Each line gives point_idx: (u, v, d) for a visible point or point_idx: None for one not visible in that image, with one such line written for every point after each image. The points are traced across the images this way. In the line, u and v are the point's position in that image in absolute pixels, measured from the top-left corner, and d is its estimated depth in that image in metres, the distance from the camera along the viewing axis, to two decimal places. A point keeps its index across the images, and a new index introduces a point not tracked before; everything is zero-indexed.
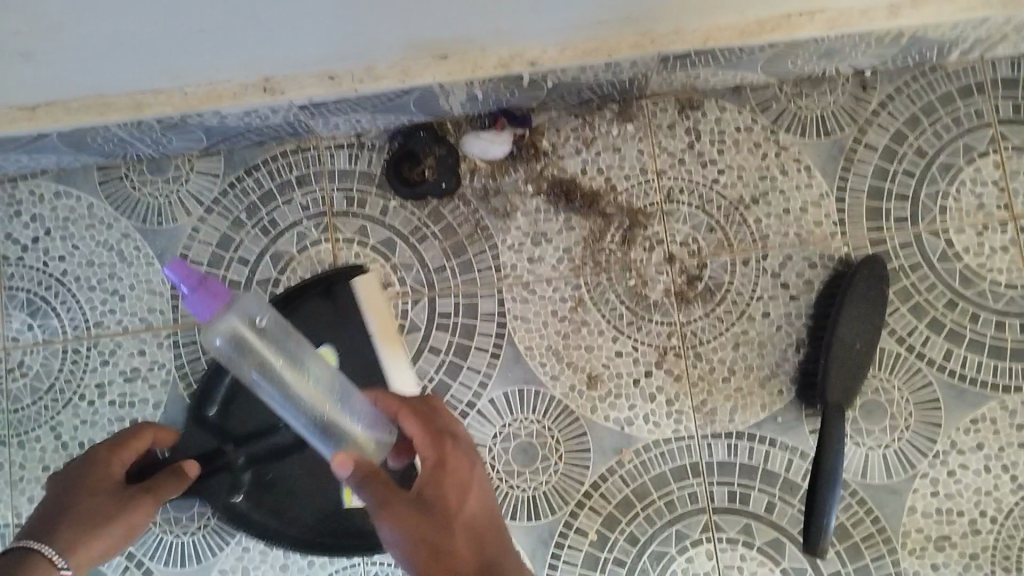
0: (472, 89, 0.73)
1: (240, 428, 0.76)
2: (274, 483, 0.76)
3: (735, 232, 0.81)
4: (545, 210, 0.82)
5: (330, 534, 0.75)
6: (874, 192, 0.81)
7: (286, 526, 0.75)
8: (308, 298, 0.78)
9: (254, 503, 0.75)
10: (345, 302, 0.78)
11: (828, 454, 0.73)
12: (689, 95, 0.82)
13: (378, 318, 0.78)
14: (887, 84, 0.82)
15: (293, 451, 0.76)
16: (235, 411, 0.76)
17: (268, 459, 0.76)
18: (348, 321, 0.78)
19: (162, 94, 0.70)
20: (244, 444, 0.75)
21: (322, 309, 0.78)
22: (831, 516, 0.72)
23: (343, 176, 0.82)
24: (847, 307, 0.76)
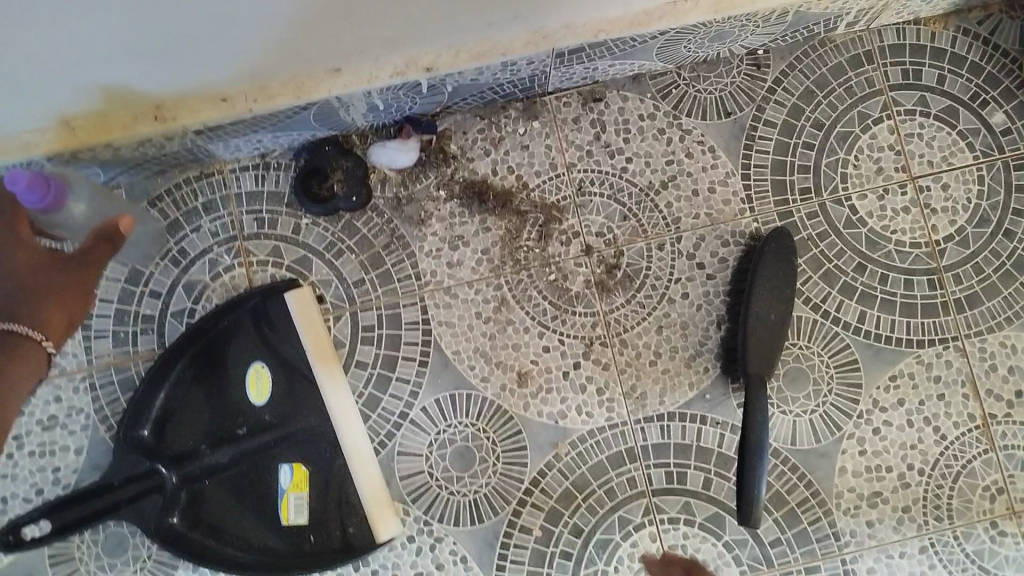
0: (372, 99, 0.73)
1: (173, 448, 0.74)
2: (212, 502, 0.74)
3: (648, 218, 0.82)
4: (460, 213, 0.81)
5: (269, 554, 0.74)
6: (777, 167, 0.83)
7: (226, 545, 0.74)
8: (238, 314, 0.77)
9: (191, 524, 0.74)
10: (279, 320, 0.77)
11: (754, 423, 0.71)
12: (591, 87, 0.83)
13: (314, 337, 0.76)
14: (779, 61, 0.84)
15: (228, 470, 0.75)
16: (171, 431, 0.75)
17: (203, 479, 0.74)
18: (283, 336, 0.76)
19: (47, 132, 0.68)
20: (179, 465, 0.74)
21: (251, 327, 0.77)
22: (760, 486, 0.69)
23: (252, 199, 0.81)
24: (757, 282, 0.78)
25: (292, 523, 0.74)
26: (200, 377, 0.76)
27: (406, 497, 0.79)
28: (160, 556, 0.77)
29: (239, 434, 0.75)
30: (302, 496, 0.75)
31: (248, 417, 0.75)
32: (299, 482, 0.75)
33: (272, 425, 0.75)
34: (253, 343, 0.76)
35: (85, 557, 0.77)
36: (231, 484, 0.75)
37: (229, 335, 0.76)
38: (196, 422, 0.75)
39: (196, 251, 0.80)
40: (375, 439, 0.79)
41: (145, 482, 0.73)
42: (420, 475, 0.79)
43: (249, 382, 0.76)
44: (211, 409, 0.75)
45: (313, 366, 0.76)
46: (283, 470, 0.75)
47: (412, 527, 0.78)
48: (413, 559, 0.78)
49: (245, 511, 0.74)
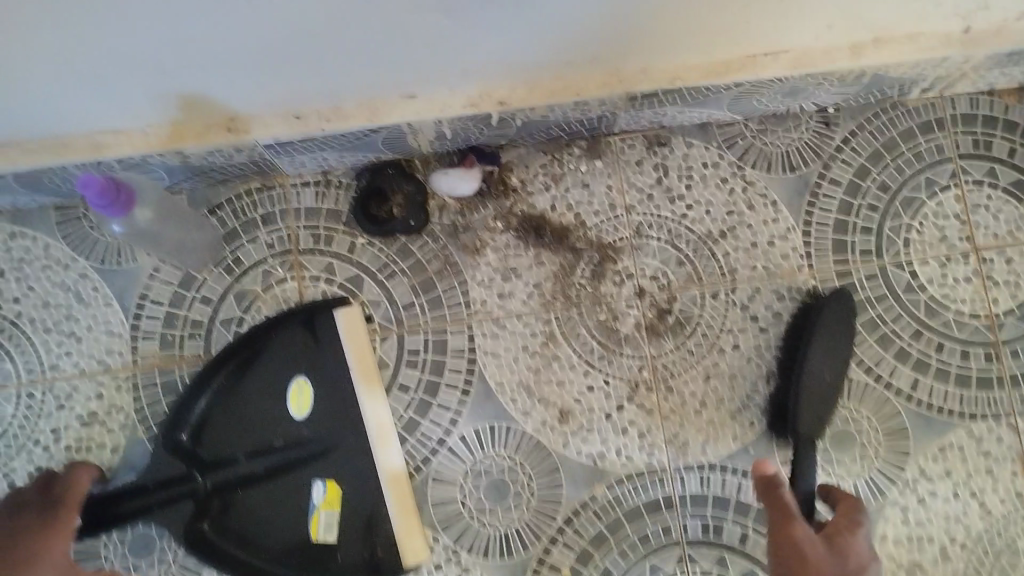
0: (441, 128, 0.73)
1: (209, 456, 0.74)
2: (243, 512, 0.74)
3: (704, 265, 0.82)
4: (515, 245, 0.81)
5: (296, 568, 0.73)
6: (838, 226, 0.82)
7: (254, 556, 0.73)
8: (285, 328, 0.77)
9: (220, 530, 0.73)
10: (326, 336, 0.77)
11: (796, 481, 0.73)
12: (657, 132, 0.83)
13: (361, 358, 0.77)
14: (849, 121, 0.83)
15: (262, 482, 0.74)
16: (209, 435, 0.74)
17: (237, 488, 0.74)
18: (328, 353, 0.76)
19: (122, 134, 0.69)
20: (213, 472, 0.73)
21: (301, 342, 0.76)
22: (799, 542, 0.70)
23: (310, 214, 0.81)
24: (817, 339, 0.76)
25: (320, 540, 0.74)
26: (244, 387, 0.75)
27: (437, 524, 0.78)
28: (186, 562, 0.77)
29: (277, 446, 0.74)
30: (334, 513, 0.74)
31: (289, 430, 0.75)
32: (331, 499, 0.74)
33: (311, 441, 0.75)
34: (301, 357, 0.76)
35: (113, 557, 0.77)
36: (264, 497, 0.74)
37: (278, 348, 0.76)
38: (236, 431, 0.74)
39: (251, 261, 0.80)
40: (411, 463, 0.79)
41: (179, 487, 0.73)
42: (453, 504, 0.78)
43: (291, 395, 0.75)
44: (253, 421, 0.75)
45: (358, 387, 0.76)
46: (317, 485, 0.74)
47: (441, 555, 0.77)
48: None
49: (276, 524, 0.74)
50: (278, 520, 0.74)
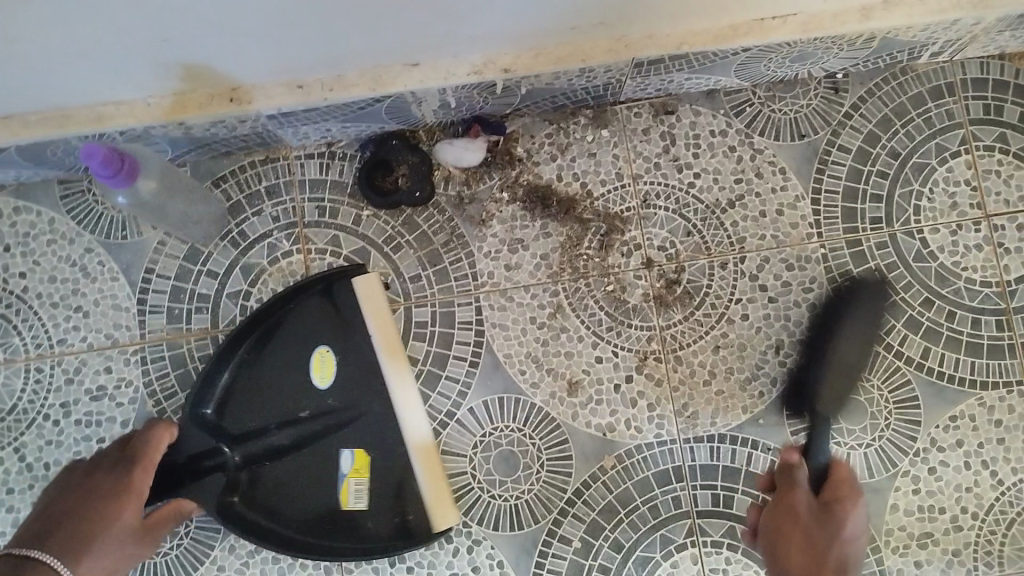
0: (445, 97, 0.72)
1: (235, 428, 0.73)
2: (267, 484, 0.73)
3: (712, 235, 0.81)
4: (522, 217, 0.81)
5: (322, 538, 0.73)
6: (848, 194, 0.81)
7: (282, 525, 0.73)
8: (304, 297, 0.76)
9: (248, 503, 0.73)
10: (347, 305, 0.76)
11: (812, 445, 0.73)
12: (663, 100, 0.82)
13: (382, 329, 0.76)
14: (858, 86, 0.82)
15: (289, 454, 0.74)
16: (230, 409, 0.74)
17: (264, 461, 0.74)
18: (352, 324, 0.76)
19: (124, 106, 0.68)
20: (241, 444, 0.73)
21: (325, 310, 0.76)
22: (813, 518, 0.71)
23: (315, 187, 0.80)
24: (847, 324, 0.77)
25: (351, 508, 0.74)
26: (267, 357, 0.75)
27: None
28: (199, 534, 0.77)
29: (303, 416, 0.74)
30: (362, 482, 0.74)
31: (314, 400, 0.75)
32: (360, 469, 0.74)
33: (337, 410, 0.75)
34: (324, 325, 0.76)
35: None
36: (290, 470, 0.74)
37: (302, 317, 0.76)
38: (261, 403, 0.74)
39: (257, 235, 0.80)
40: None
41: (208, 461, 0.72)
42: (463, 476, 0.78)
43: (312, 364, 0.75)
44: (275, 393, 0.74)
45: (381, 359, 0.75)
46: (345, 454, 0.74)
47: (451, 528, 0.77)
48: (451, 559, 0.77)
49: (306, 496, 0.74)
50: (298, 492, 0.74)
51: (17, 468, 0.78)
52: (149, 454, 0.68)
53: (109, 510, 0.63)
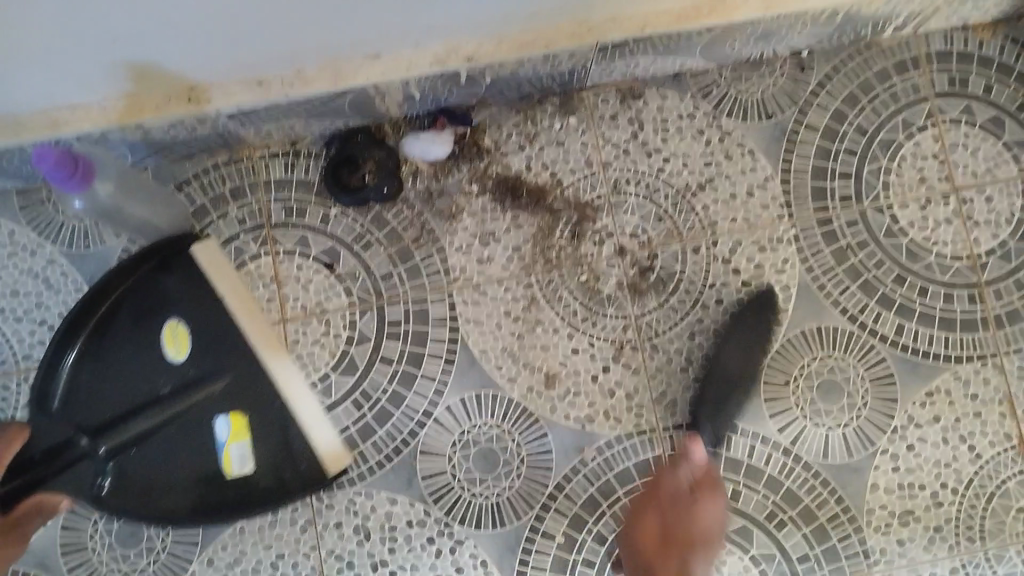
0: (409, 89, 0.71)
1: (91, 419, 0.71)
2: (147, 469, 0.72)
3: (683, 220, 0.81)
4: (492, 209, 0.80)
5: (228, 508, 0.73)
6: (817, 172, 0.81)
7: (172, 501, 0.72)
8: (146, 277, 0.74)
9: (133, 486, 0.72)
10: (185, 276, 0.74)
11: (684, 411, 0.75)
12: (630, 85, 0.82)
13: (253, 316, 0.74)
14: (823, 63, 0.82)
15: (158, 433, 0.72)
16: (84, 398, 0.72)
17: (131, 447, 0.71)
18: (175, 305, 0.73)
19: (79, 110, 0.66)
20: (103, 436, 0.70)
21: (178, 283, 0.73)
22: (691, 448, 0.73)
23: (281, 186, 0.79)
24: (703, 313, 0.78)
25: (237, 474, 0.73)
26: (110, 338, 0.73)
27: (427, 497, 0.77)
28: (176, 548, 0.76)
29: (163, 394, 0.72)
30: (243, 445, 0.72)
31: (174, 376, 0.72)
32: (238, 433, 0.72)
33: (196, 381, 0.72)
34: (179, 298, 0.73)
35: (98, 547, 0.76)
36: (159, 451, 0.72)
37: (149, 290, 0.74)
38: (97, 390, 0.72)
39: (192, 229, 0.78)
40: (397, 438, 0.77)
41: (68, 454, 0.70)
42: (443, 475, 0.77)
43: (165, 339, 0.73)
44: (141, 379, 0.72)
45: (261, 351, 0.74)
46: (219, 422, 0.72)
47: (433, 528, 0.76)
48: (433, 561, 0.76)
49: (185, 475, 0.72)
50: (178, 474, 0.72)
51: None
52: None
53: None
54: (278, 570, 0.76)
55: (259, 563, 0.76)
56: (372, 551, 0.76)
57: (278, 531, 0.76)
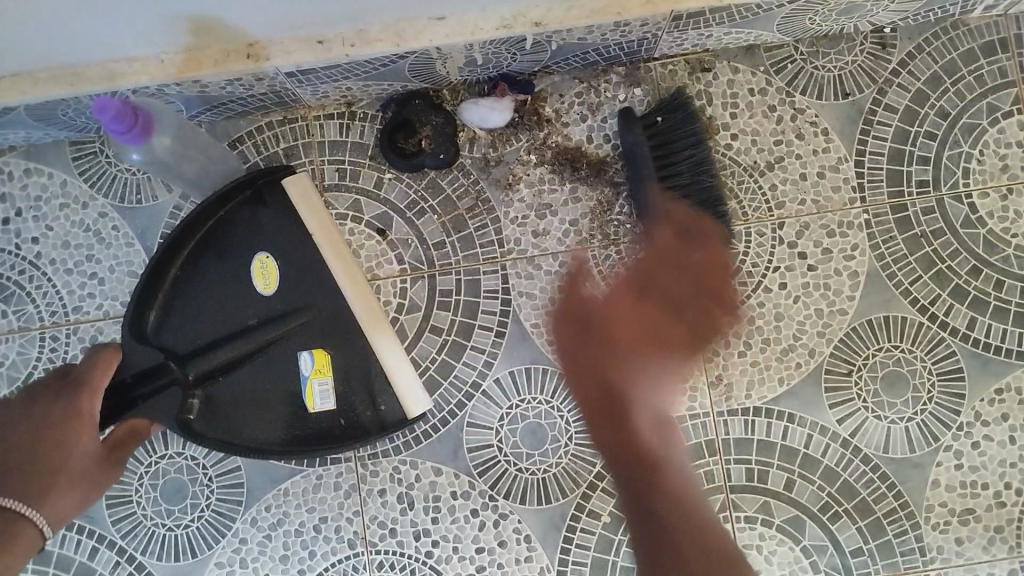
0: (472, 52, 0.69)
1: (181, 346, 0.69)
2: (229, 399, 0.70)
3: (749, 199, 0.78)
4: (550, 179, 0.77)
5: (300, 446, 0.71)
6: (894, 156, 0.77)
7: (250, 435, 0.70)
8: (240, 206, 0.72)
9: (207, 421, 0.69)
10: (278, 205, 0.72)
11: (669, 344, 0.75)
12: (700, 56, 0.78)
13: (355, 287, 0.71)
14: (907, 41, 0.78)
15: (245, 364, 0.70)
16: (173, 326, 0.70)
17: (217, 376, 0.69)
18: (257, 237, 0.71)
19: (136, 62, 0.65)
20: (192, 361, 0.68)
21: (270, 214, 0.72)
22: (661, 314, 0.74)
23: (335, 148, 0.77)
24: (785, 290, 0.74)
25: (319, 410, 0.71)
26: (202, 267, 0.71)
27: (472, 470, 0.75)
28: (221, 506, 0.75)
29: (251, 324, 0.70)
30: (326, 381, 0.70)
31: (263, 308, 0.71)
32: (321, 368, 0.70)
33: (285, 313, 0.70)
34: (268, 229, 0.72)
35: (143, 501, 0.75)
36: (243, 380, 0.70)
37: (242, 222, 0.72)
38: (188, 316, 0.70)
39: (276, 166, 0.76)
40: (446, 409, 0.76)
41: (156, 380, 0.67)
42: (489, 449, 0.75)
43: (256, 272, 0.71)
44: (224, 314, 0.70)
45: (358, 314, 0.71)
46: (304, 357, 0.71)
47: (477, 501, 0.75)
48: (476, 533, 0.75)
49: (263, 406, 0.70)
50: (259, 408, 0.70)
51: None
52: (98, 379, 0.62)
53: (61, 456, 0.59)
54: (321, 533, 0.75)
55: (303, 525, 0.75)
56: (415, 520, 0.75)
57: (321, 495, 0.76)
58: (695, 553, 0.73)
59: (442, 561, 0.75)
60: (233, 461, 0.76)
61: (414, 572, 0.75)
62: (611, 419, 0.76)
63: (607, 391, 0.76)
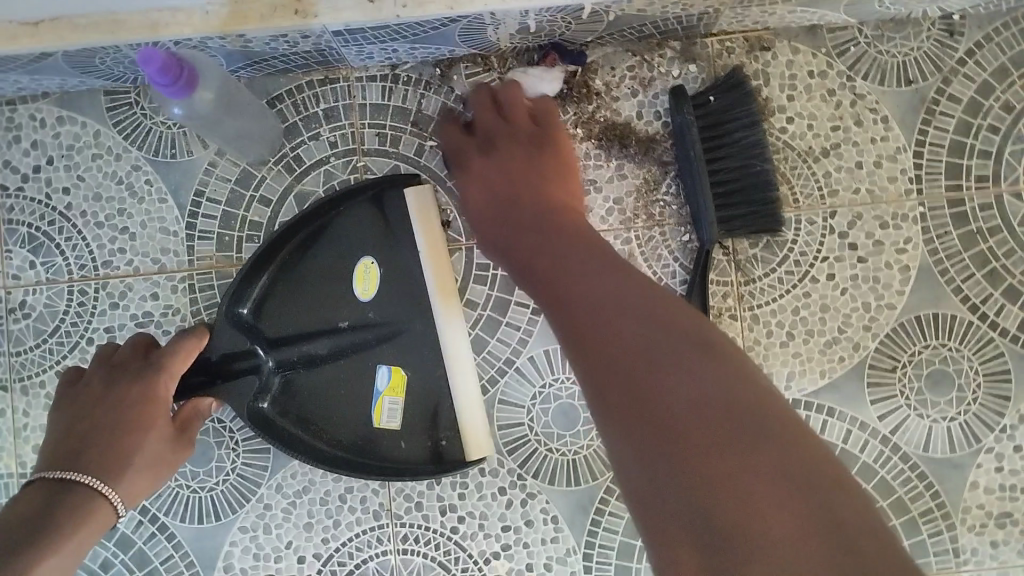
0: (526, 19, 0.66)
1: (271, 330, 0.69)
2: (307, 397, 0.70)
3: (801, 185, 0.75)
4: (596, 154, 0.75)
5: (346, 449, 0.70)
6: (954, 148, 0.75)
7: (320, 442, 0.70)
8: (353, 206, 0.71)
9: (279, 411, 0.69)
10: (395, 215, 0.71)
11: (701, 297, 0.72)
12: (759, 34, 0.75)
13: (441, 279, 0.70)
14: (976, 29, 0.75)
15: (326, 364, 0.70)
16: (271, 311, 0.69)
17: (299, 367, 0.70)
18: (347, 240, 0.71)
19: (181, 13, 0.62)
20: (278, 349, 0.69)
21: (373, 221, 0.71)
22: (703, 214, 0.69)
23: (376, 111, 0.75)
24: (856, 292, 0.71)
25: (383, 427, 0.70)
26: (310, 258, 0.70)
27: (502, 448, 0.74)
28: (246, 470, 0.74)
29: (341, 327, 0.70)
30: (397, 401, 0.70)
31: (348, 308, 0.70)
32: (395, 387, 0.70)
33: (376, 322, 0.70)
34: (369, 235, 0.71)
35: None
36: (324, 381, 0.70)
37: (345, 226, 0.71)
38: (288, 305, 0.69)
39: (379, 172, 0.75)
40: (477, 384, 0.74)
41: (242, 361, 0.67)
42: (519, 427, 0.74)
43: (356, 276, 0.70)
44: (316, 310, 0.70)
45: (435, 302, 0.70)
46: (380, 371, 0.70)
47: (505, 479, 0.74)
48: (503, 511, 0.73)
49: (331, 411, 0.70)
50: (334, 410, 0.70)
51: None
52: (176, 365, 0.62)
53: (135, 442, 0.61)
54: (345, 504, 0.74)
55: (328, 494, 0.74)
56: (442, 495, 0.74)
57: None
58: (707, 394, 0.45)
59: (467, 537, 0.73)
60: None
61: (439, 546, 0.73)
62: (591, 328, 0.52)
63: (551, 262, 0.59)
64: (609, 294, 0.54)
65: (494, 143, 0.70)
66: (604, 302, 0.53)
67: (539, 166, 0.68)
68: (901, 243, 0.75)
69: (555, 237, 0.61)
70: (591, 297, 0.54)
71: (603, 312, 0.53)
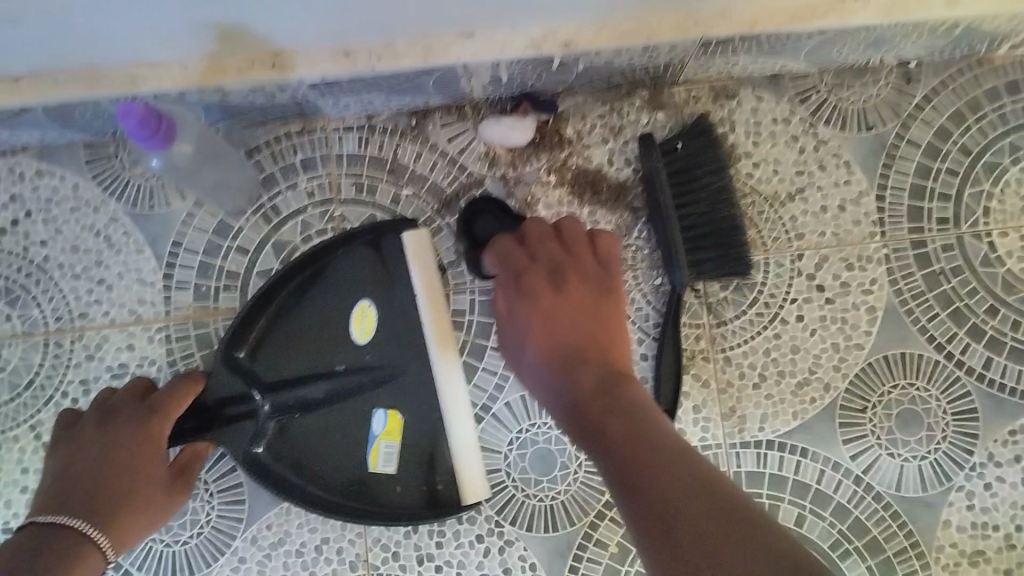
0: (498, 70, 0.68)
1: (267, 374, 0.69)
2: (295, 442, 0.69)
3: (769, 229, 0.77)
4: (569, 202, 0.77)
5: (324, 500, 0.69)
6: (915, 191, 0.77)
7: (313, 487, 0.69)
8: (350, 249, 0.71)
9: (275, 455, 0.69)
10: (391, 258, 0.71)
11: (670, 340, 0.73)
12: (724, 83, 0.78)
13: (437, 317, 0.70)
14: (931, 77, 0.78)
15: (321, 409, 0.70)
16: (269, 354, 0.69)
17: (295, 411, 0.69)
18: (343, 283, 0.71)
19: (160, 67, 0.64)
20: (275, 393, 0.69)
21: (371, 262, 0.71)
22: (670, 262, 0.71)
23: (352, 161, 0.77)
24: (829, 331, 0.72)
25: (379, 471, 0.70)
26: (308, 302, 0.70)
27: None
28: (220, 523, 0.73)
29: (338, 370, 0.69)
30: (393, 445, 0.69)
31: (326, 353, 0.70)
32: (392, 430, 0.69)
33: (373, 366, 0.70)
34: (365, 277, 0.71)
35: None
36: (315, 429, 0.70)
37: (341, 271, 0.71)
38: (286, 349, 0.69)
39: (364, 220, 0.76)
40: None
41: (238, 406, 0.68)
42: (497, 473, 0.74)
43: (353, 320, 0.70)
44: (312, 354, 0.69)
45: (431, 347, 0.70)
46: (377, 415, 0.70)
47: (483, 526, 0.74)
48: (480, 560, 0.74)
49: (315, 458, 0.69)
50: (324, 454, 0.69)
51: (33, 445, 0.74)
52: (171, 408, 0.65)
53: (129, 487, 0.63)
54: (323, 553, 0.74)
55: (304, 545, 0.74)
56: (419, 544, 0.74)
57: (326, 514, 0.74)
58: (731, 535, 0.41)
59: None
60: (237, 478, 0.74)
61: None
62: (637, 461, 0.50)
63: (599, 400, 0.57)
64: (661, 440, 0.51)
65: (562, 276, 0.68)
66: (655, 448, 0.50)
67: (599, 310, 0.66)
68: (866, 283, 0.77)
69: (604, 381, 0.59)
70: (642, 438, 0.52)
71: (648, 452, 0.50)
